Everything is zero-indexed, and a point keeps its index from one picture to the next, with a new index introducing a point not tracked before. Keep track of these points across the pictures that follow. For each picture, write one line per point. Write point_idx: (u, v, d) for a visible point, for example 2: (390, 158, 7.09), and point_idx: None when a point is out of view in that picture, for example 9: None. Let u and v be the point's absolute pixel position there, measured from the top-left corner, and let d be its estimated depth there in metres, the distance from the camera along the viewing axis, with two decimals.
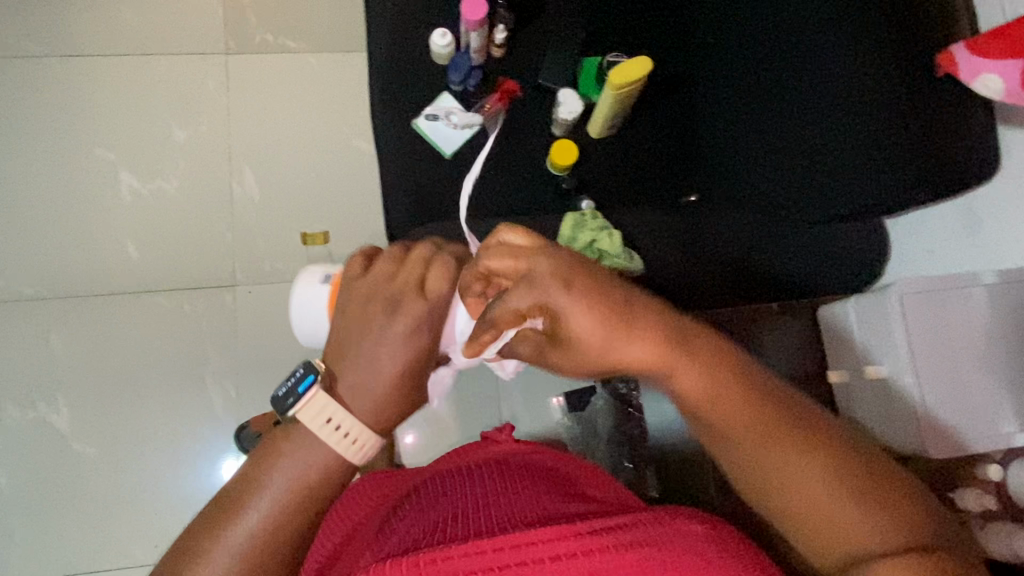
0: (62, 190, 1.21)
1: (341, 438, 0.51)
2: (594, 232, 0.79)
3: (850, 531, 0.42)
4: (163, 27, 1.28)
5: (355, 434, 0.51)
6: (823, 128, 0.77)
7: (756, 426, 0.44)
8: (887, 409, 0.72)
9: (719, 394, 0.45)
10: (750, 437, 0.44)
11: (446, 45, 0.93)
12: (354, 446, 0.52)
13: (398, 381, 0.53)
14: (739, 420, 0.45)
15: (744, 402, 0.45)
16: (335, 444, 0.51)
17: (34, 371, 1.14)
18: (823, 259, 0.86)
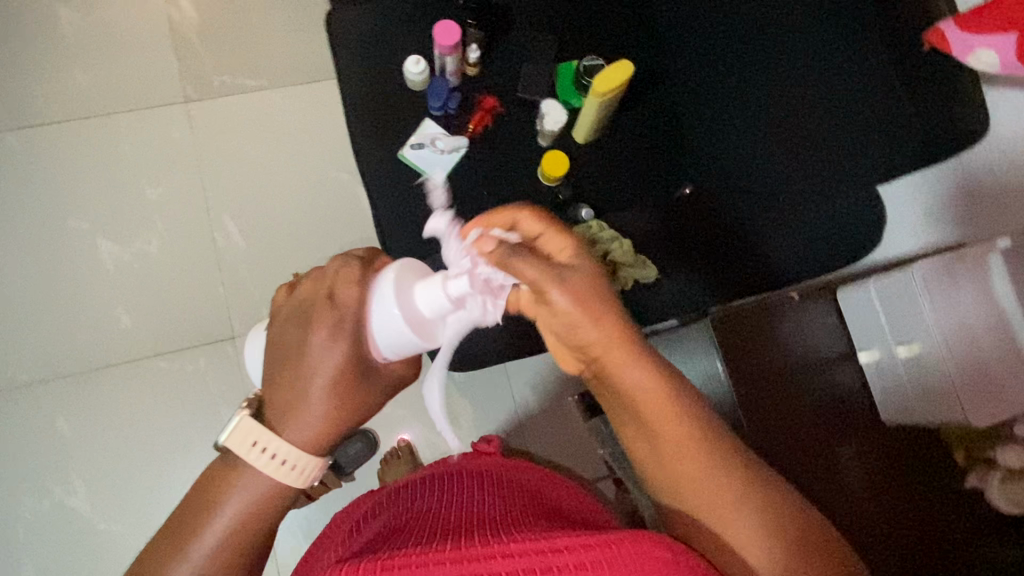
0: (43, 267, 1.19)
1: (277, 465, 0.51)
2: (606, 243, 0.82)
3: (748, 546, 0.46)
4: (120, 85, 1.24)
5: (292, 460, 0.51)
6: (813, 97, 0.79)
7: (694, 468, 0.48)
8: (923, 383, 0.71)
9: (667, 439, 0.48)
10: (678, 451, 0.49)
11: (420, 72, 0.92)
12: (297, 471, 0.52)
13: (342, 396, 0.53)
14: (683, 462, 0.48)
15: (685, 444, 0.48)
16: (272, 472, 0.51)
17: (47, 454, 1.13)
18: (827, 238, 0.84)
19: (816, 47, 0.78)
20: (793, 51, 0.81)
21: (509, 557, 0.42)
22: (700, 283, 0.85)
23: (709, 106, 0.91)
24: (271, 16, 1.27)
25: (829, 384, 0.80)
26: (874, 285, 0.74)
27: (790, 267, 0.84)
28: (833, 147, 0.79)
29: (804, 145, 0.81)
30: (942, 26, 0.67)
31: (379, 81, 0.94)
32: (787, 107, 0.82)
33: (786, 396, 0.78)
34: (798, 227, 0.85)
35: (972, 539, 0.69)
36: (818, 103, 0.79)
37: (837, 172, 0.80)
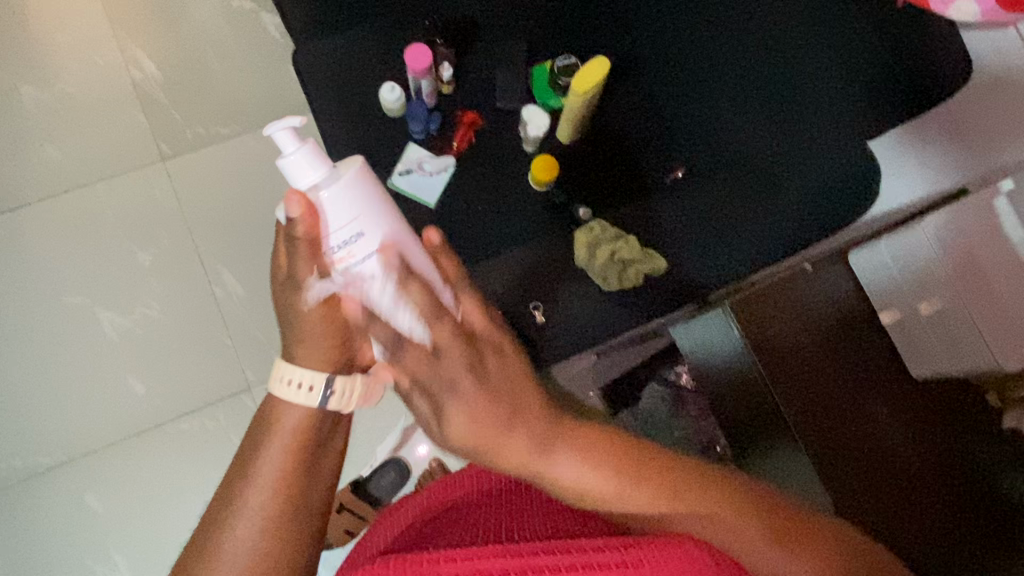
0: (45, 347, 1.18)
1: (296, 389, 0.55)
2: (612, 244, 0.84)
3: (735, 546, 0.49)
4: (92, 154, 1.23)
5: (315, 382, 0.55)
6: (790, 53, 0.78)
7: (653, 503, 0.49)
8: (946, 336, 0.74)
9: (600, 477, 0.49)
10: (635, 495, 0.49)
11: (397, 98, 0.91)
12: (336, 396, 0.56)
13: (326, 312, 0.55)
14: (634, 487, 0.49)
15: (641, 481, 0.50)
16: (293, 397, 0.55)
17: (80, 532, 1.12)
18: (825, 203, 0.78)
19: (791, 18, 0.78)
20: (775, 31, 0.79)
21: (546, 552, 0.45)
22: (700, 270, 0.81)
23: (685, 85, 0.89)
24: (235, 61, 1.26)
25: (852, 349, 0.77)
26: (885, 243, 0.77)
27: (787, 241, 0.79)
28: (819, 114, 0.77)
29: (785, 105, 0.79)
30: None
31: (356, 113, 0.93)
32: (762, 73, 0.81)
33: (812, 370, 0.75)
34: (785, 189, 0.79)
35: (993, 472, 0.71)
36: (808, 75, 0.77)
37: (812, 135, 0.78)
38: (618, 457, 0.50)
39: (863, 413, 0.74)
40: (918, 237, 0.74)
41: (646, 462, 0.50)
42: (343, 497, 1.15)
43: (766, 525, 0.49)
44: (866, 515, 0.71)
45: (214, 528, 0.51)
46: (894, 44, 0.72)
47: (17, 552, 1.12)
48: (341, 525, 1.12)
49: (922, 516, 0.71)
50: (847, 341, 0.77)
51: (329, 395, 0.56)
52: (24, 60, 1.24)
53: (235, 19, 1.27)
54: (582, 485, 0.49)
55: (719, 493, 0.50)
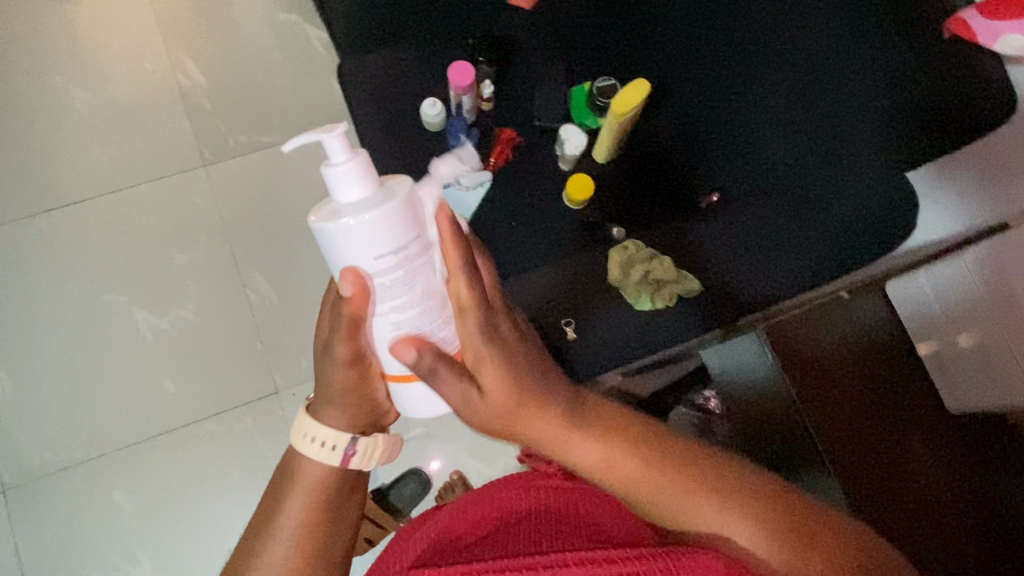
0: (82, 345, 1.20)
1: (319, 449, 0.53)
2: (646, 263, 0.83)
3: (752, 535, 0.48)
4: (137, 158, 1.26)
5: (333, 442, 0.53)
6: (828, 82, 0.79)
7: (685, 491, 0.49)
8: (990, 372, 0.70)
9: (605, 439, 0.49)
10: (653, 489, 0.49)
11: (438, 113, 0.93)
12: (357, 454, 0.54)
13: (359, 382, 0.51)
14: (643, 473, 0.49)
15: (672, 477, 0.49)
16: (315, 456, 0.53)
17: (106, 530, 1.14)
18: (860, 227, 0.80)
19: (824, 53, 0.79)
20: (817, 62, 0.80)
21: None
22: (722, 294, 0.82)
23: (717, 110, 0.89)
24: (279, 73, 1.30)
25: (890, 383, 0.77)
26: (932, 269, 0.76)
27: (811, 262, 0.81)
28: (856, 148, 0.78)
29: (822, 131, 0.80)
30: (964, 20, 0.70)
31: (397, 128, 0.95)
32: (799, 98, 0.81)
33: (847, 398, 0.75)
34: (811, 219, 0.80)
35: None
36: (845, 108, 0.78)
37: (848, 162, 0.79)
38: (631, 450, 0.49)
39: (902, 449, 0.74)
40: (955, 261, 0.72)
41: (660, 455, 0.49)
42: (367, 505, 1.14)
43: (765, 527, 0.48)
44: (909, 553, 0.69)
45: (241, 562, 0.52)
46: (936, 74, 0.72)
47: (42, 546, 1.14)
48: (363, 532, 1.12)
49: (964, 555, 0.69)
50: (883, 374, 0.77)
51: (351, 453, 0.54)
52: (76, 67, 1.29)
53: (280, 33, 1.31)
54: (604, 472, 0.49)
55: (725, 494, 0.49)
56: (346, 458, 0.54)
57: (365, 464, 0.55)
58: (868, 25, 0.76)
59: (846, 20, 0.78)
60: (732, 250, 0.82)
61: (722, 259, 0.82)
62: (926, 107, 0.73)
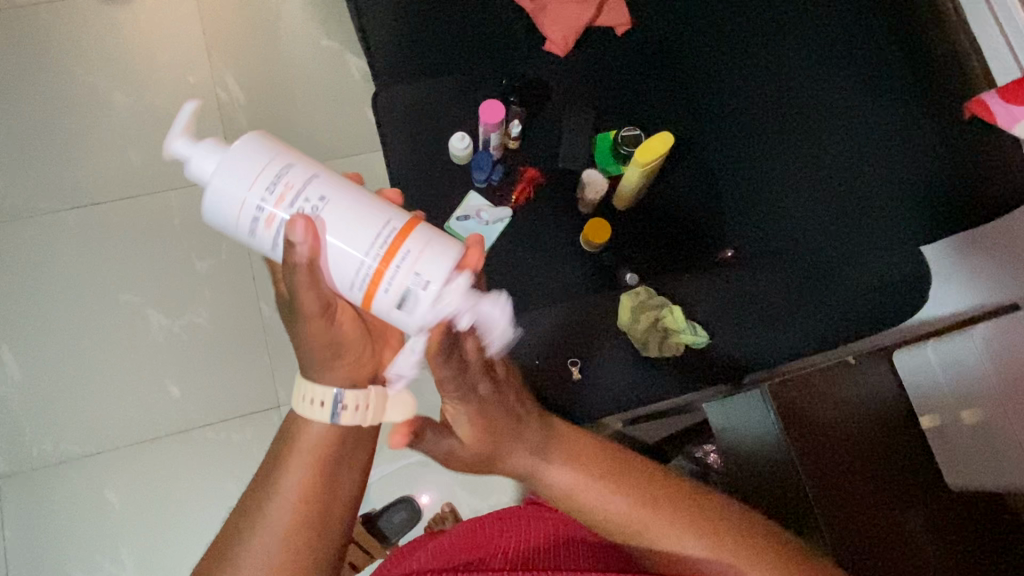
0: (94, 341, 1.22)
1: (312, 405, 0.52)
2: (657, 311, 0.85)
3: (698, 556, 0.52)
4: (170, 164, 1.30)
5: (353, 403, 0.52)
6: (860, 141, 0.78)
7: (645, 504, 0.53)
8: (995, 454, 0.71)
9: (580, 480, 0.54)
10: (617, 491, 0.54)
11: (465, 147, 0.95)
12: (350, 411, 0.52)
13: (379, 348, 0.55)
14: (610, 489, 0.54)
15: (630, 484, 0.54)
16: (310, 413, 0.52)
17: (94, 527, 1.14)
18: (868, 295, 0.82)
19: (843, 129, 0.79)
20: (835, 145, 0.80)
21: None
22: (735, 358, 0.85)
23: (747, 168, 0.90)
24: (315, 98, 1.33)
25: (894, 453, 0.76)
26: (935, 343, 0.77)
27: (826, 327, 0.83)
28: (877, 232, 0.79)
29: (852, 190, 0.79)
30: (982, 97, 0.69)
31: (425, 158, 0.98)
32: (825, 157, 0.81)
33: (846, 466, 0.75)
34: (846, 270, 0.83)
35: None
36: (877, 176, 0.77)
37: (875, 224, 0.78)
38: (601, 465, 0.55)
39: (901, 523, 0.73)
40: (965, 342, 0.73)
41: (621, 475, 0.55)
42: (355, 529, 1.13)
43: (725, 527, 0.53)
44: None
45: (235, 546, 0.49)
46: (958, 156, 0.73)
47: (29, 538, 1.14)
48: None
49: None
50: (886, 445, 0.77)
51: (341, 411, 0.52)
52: (121, 73, 1.33)
53: (321, 60, 1.35)
54: (570, 484, 0.54)
55: (680, 507, 0.53)
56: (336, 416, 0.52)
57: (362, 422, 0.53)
58: (886, 81, 0.77)
59: (876, 109, 0.77)
60: (760, 302, 0.86)
61: (751, 311, 0.86)
62: (950, 180, 0.73)
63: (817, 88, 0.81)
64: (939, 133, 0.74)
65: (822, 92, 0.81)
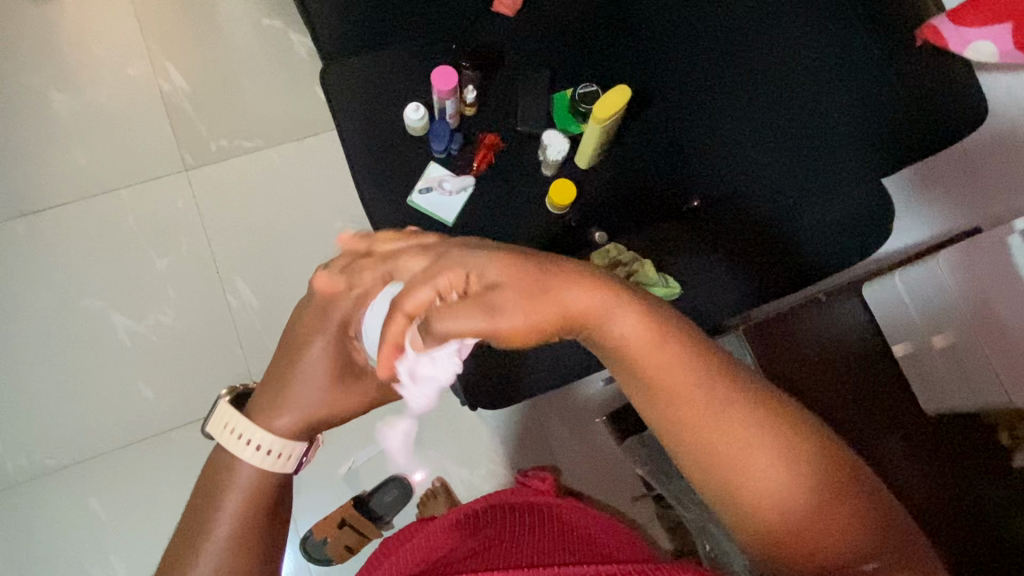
0: (59, 349, 1.19)
1: (238, 441, 0.57)
2: (628, 266, 0.85)
3: (765, 477, 0.44)
4: (117, 162, 1.25)
5: (276, 449, 0.58)
6: (808, 78, 0.78)
7: (729, 410, 0.45)
8: (967, 381, 0.70)
9: (669, 360, 0.47)
10: (682, 382, 0.47)
11: (421, 117, 0.93)
12: (267, 454, 0.57)
13: (331, 398, 0.61)
14: (685, 379, 0.47)
15: (710, 386, 0.46)
16: (231, 447, 0.57)
17: (81, 536, 1.12)
18: (833, 236, 0.81)
19: (788, 67, 0.79)
20: (789, 80, 0.80)
21: None
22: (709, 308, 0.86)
23: (713, 115, 0.89)
24: (263, 81, 1.29)
25: (870, 380, 0.80)
26: (900, 280, 0.76)
27: (804, 270, 0.82)
28: (823, 172, 0.79)
29: (804, 131, 0.79)
30: (928, 22, 0.68)
31: (380, 130, 0.95)
32: (775, 97, 0.81)
33: (822, 393, 0.78)
34: (805, 211, 0.81)
35: (1000, 512, 0.70)
36: (828, 112, 0.77)
37: (820, 167, 0.79)
38: (674, 356, 0.47)
39: (879, 452, 0.76)
40: (930, 275, 0.71)
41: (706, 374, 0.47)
42: (345, 512, 1.13)
43: (829, 487, 0.43)
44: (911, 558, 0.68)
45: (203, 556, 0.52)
46: (905, 91, 0.70)
47: (13, 554, 1.11)
48: (342, 540, 1.11)
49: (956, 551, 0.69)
50: (859, 375, 0.80)
51: (261, 454, 0.57)
52: (59, 69, 1.27)
53: (265, 41, 1.31)
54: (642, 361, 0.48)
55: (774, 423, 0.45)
56: (261, 462, 0.57)
57: (284, 467, 0.58)
58: (827, 14, 0.75)
59: (830, 35, 0.75)
60: (726, 242, 0.86)
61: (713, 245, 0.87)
62: (890, 123, 0.71)
63: (768, 26, 0.80)
64: (881, 54, 0.71)
65: (771, 28, 0.80)
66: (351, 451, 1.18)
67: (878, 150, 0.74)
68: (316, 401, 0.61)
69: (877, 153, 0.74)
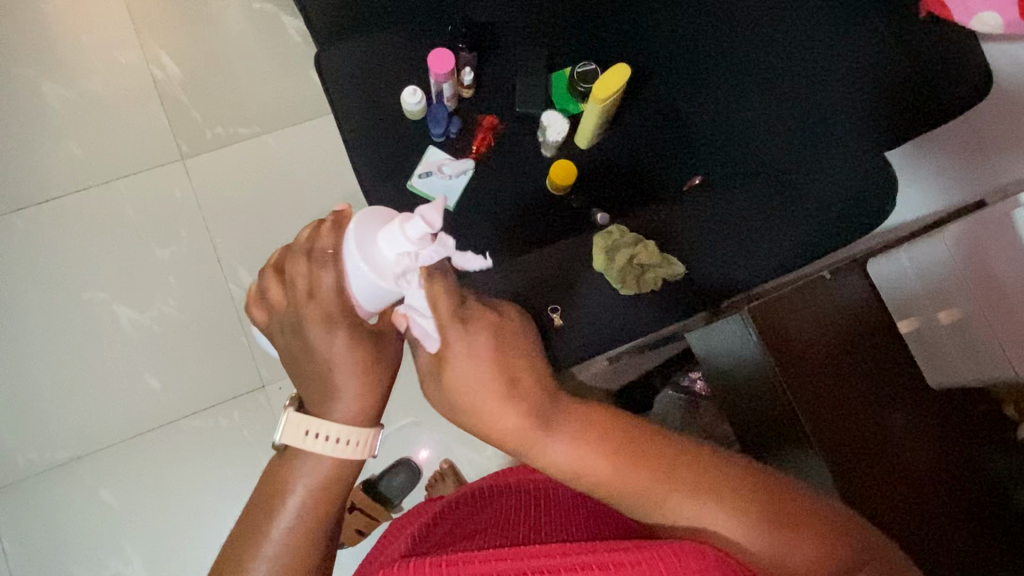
0: (65, 343, 1.19)
1: (317, 442, 0.54)
2: (630, 248, 0.82)
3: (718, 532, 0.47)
4: (113, 153, 1.24)
5: (350, 436, 0.54)
6: (807, 53, 0.76)
7: (660, 485, 0.48)
8: (973, 356, 0.72)
9: (592, 460, 0.49)
10: (613, 474, 0.49)
11: (418, 102, 0.92)
12: (340, 443, 0.54)
13: (377, 366, 0.57)
14: (618, 471, 0.49)
15: (639, 468, 0.49)
16: (315, 449, 0.54)
17: (97, 527, 1.13)
18: (846, 212, 0.80)
19: (786, 45, 0.78)
20: (796, 61, 0.78)
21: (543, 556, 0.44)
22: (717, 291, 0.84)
23: (714, 95, 0.88)
24: (255, 67, 1.28)
25: (874, 354, 0.75)
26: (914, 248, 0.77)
27: (806, 240, 0.82)
28: (829, 147, 0.78)
29: (806, 107, 0.78)
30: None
31: (378, 115, 0.94)
32: (775, 75, 0.80)
33: (820, 378, 0.73)
34: (817, 185, 0.81)
35: (1004, 486, 0.68)
36: (830, 86, 0.75)
37: (826, 142, 0.78)
38: (608, 443, 0.49)
39: (882, 431, 0.71)
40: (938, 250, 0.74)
41: (630, 458, 0.49)
42: (355, 497, 1.14)
43: (775, 517, 0.46)
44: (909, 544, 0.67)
45: (235, 559, 0.52)
46: (911, 59, 0.69)
47: (30, 547, 1.13)
48: (354, 525, 1.13)
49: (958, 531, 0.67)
50: (863, 350, 0.75)
51: (339, 446, 0.54)
52: (48, 60, 1.26)
53: (257, 25, 1.29)
54: (573, 473, 0.49)
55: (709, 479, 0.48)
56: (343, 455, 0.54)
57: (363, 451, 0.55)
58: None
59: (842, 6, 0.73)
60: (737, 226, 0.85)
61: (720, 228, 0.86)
62: (897, 94, 0.71)
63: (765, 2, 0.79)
64: (890, 27, 0.70)
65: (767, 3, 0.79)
66: None
67: (885, 122, 0.72)
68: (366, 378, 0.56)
69: (884, 124, 0.72)
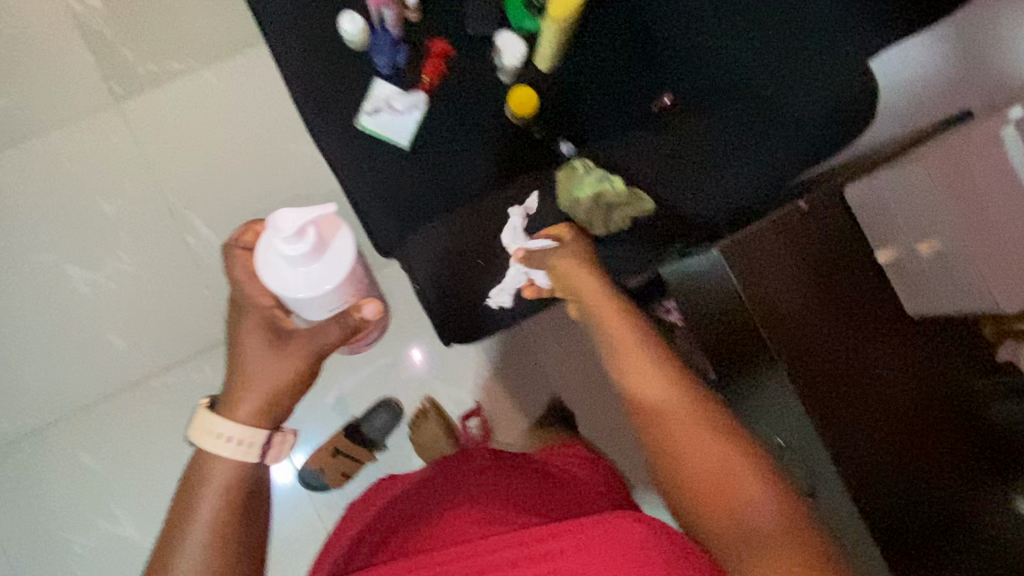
0: (19, 307, 1.14)
1: (225, 443, 0.56)
2: (596, 184, 0.78)
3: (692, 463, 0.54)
4: (40, 100, 1.15)
5: (245, 438, 0.57)
6: None
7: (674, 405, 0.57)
8: (950, 287, 0.68)
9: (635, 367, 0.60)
10: (639, 375, 0.59)
11: (358, 30, 0.84)
12: (239, 445, 0.56)
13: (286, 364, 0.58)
14: (647, 373, 0.59)
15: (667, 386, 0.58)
16: (222, 449, 0.56)
17: (78, 490, 1.12)
18: (823, 129, 0.72)
19: None
20: None
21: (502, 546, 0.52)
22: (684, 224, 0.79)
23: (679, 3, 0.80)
24: None
25: (859, 285, 0.75)
26: (884, 175, 0.70)
27: (782, 167, 0.75)
28: (811, 57, 0.71)
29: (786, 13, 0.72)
30: None
31: (316, 46, 0.85)
32: None
33: (806, 317, 0.74)
34: (793, 101, 0.73)
35: (976, 404, 0.73)
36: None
37: (807, 52, 0.72)
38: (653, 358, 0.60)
39: (861, 359, 0.73)
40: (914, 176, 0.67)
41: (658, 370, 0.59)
42: (337, 441, 1.14)
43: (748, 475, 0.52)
44: (858, 467, 0.71)
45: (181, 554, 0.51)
46: None
47: (15, 513, 1.12)
48: (337, 467, 1.13)
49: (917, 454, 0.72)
50: (844, 280, 0.75)
51: (236, 445, 0.56)
52: None
53: None
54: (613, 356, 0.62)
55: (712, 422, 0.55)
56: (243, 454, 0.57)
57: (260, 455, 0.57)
58: None
59: None
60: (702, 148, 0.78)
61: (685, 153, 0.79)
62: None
63: None
64: None
65: None
66: (336, 377, 1.18)
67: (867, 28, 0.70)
68: (273, 376, 0.58)
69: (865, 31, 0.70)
